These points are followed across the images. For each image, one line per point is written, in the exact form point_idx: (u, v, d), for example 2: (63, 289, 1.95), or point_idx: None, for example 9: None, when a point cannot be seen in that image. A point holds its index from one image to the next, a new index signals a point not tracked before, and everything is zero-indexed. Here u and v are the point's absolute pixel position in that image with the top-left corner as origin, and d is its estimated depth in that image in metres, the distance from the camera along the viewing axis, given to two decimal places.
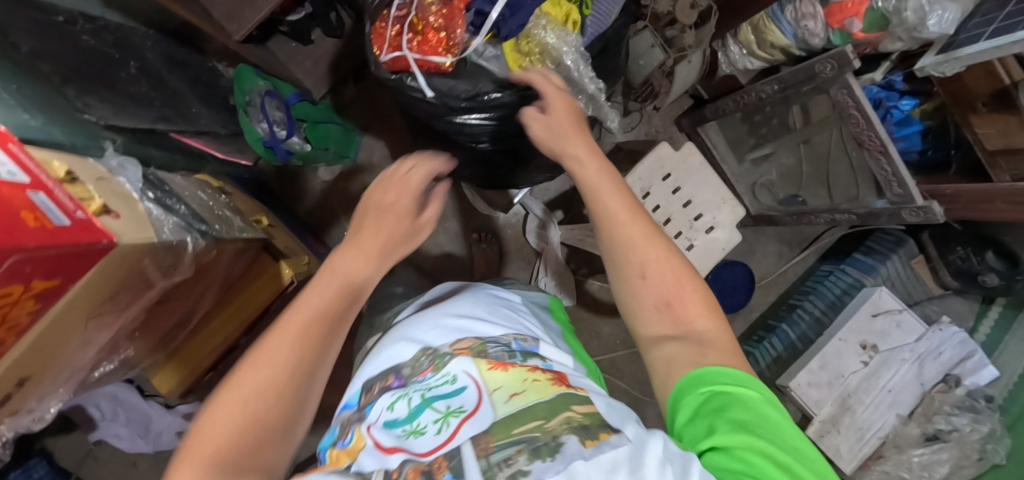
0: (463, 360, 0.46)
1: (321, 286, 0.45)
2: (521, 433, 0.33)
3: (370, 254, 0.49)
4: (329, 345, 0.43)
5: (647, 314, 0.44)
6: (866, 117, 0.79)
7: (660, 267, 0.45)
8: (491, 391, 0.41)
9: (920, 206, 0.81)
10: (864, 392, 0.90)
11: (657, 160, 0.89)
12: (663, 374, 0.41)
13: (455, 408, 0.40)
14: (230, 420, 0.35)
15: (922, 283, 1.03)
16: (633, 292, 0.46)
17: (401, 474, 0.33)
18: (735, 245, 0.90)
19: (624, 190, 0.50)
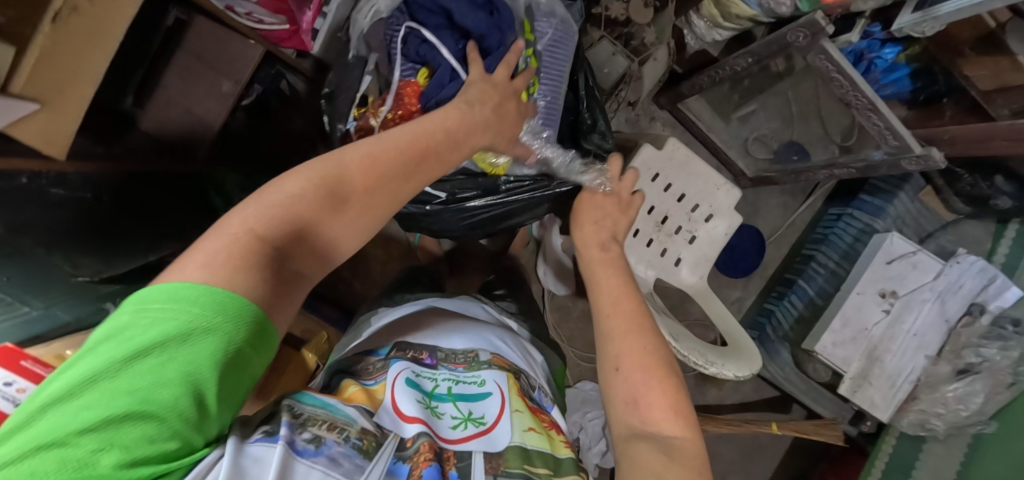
0: (495, 372, 0.58)
1: (380, 144, 0.43)
2: (530, 468, 0.46)
3: (426, 139, 0.46)
4: (372, 215, 0.43)
5: (619, 408, 0.47)
6: (849, 79, 0.75)
7: (638, 361, 0.48)
8: (511, 413, 0.53)
9: (919, 154, 0.78)
10: (889, 340, 0.91)
11: (643, 163, 0.85)
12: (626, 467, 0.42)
13: (478, 415, 0.52)
14: (259, 215, 0.36)
15: (933, 213, 1.02)
16: (612, 386, 0.49)
17: (415, 443, 0.43)
18: (737, 227, 0.89)
19: (630, 298, 0.55)
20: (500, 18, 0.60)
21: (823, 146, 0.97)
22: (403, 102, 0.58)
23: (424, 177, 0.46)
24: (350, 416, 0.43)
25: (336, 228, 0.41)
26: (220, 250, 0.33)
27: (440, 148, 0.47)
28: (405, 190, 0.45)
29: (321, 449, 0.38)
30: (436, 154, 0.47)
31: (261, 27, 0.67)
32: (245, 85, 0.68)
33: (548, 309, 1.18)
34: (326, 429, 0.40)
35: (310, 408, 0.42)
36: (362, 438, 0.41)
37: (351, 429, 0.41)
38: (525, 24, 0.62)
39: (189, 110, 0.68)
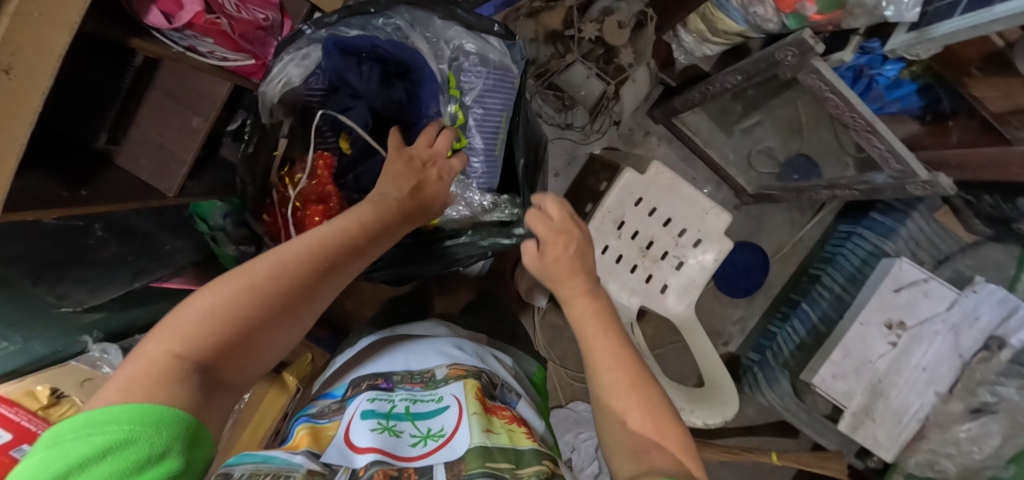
0: (453, 384, 0.53)
1: (301, 246, 0.41)
2: (493, 466, 0.42)
3: (348, 235, 0.44)
4: (302, 315, 0.41)
5: (623, 457, 0.42)
6: (844, 99, 0.69)
7: (638, 414, 0.43)
8: (470, 413, 0.48)
9: (925, 180, 0.71)
10: (896, 373, 0.85)
11: (625, 188, 0.82)
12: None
13: (434, 428, 0.48)
14: (173, 340, 0.33)
15: (951, 235, 0.94)
16: (612, 435, 0.43)
17: (368, 471, 0.41)
18: (727, 253, 0.84)
19: (612, 326, 0.47)
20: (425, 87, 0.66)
21: (838, 163, 0.90)
22: (318, 175, 0.69)
23: (348, 271, 0.45)
24: (294, 462, 0.39)
25: (266, 338, 0.38)
26: (135, 382, 0.31)
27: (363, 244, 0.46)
28: (331, 288, 0.43)
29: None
30: (358, 249, 0.45)
31: (227, 64, 0.66)
32: (215, 120, 0.68)
33: (540, 328, 1.16)
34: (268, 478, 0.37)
35: (248, 464, 0.38)
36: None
37: (297, 475, 0.38)
38: (450, 81, 0.66)
39: (162, 146, 0.69)
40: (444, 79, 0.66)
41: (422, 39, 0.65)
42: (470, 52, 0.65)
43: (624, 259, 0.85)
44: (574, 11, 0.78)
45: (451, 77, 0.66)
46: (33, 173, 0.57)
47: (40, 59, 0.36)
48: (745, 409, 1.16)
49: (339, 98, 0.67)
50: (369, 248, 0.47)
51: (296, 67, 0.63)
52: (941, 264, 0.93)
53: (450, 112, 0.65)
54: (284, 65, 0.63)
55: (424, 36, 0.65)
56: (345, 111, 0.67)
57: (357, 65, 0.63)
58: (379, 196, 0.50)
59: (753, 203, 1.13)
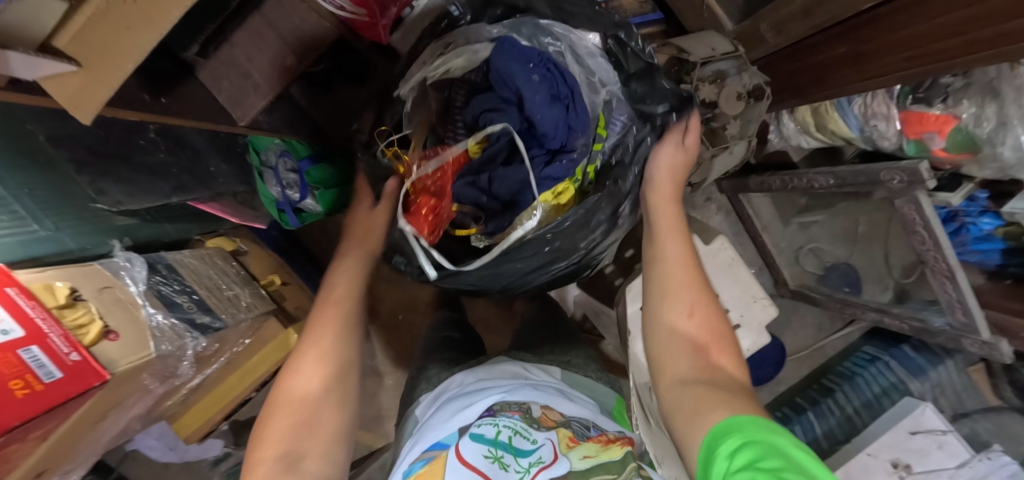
0: (550, 428, 0.49)
1: (304, 377, 0.52)
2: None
3: (319, 364, 0.53)
4: (340, 407, 0.52)
5: (684, 350, 0.51)
6: (934, 237, 0.68)
7: (702, 310, 0.53)
8: (567, 448, 0.46)
9: (985, 340, 0.70)
10: None
11: None
12: (687, 410, 0.45)
13: (533, 459, 0.45)
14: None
15: (978, 393, 0.92)
16: (677, 327, 0.52)
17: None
18: (760, 347, 0.83)
19: (685, 239, 0.57)
20: (574, 116, 0.59)
21: (880, 284, 0.90)
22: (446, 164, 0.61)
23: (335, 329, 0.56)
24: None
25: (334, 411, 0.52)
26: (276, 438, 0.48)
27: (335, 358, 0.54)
28: (337, 395, 0.53)
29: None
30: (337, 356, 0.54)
31: (340, 14, 0.66)
32: (309, 64, 0.65)
33: None
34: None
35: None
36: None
37: None
38: (599, 121, 0.63)
39: (248, 75, 0.66)
40: (592, 115, 0.63)
41: (577, 68, 0.63)
42: (622, 89, 0.64)
43: None
44: (693, 66, 0.74)
45: (601, 116, 0.63)
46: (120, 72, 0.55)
47: None
48: None
49: (488, 96, 0.61)
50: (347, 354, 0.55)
51: (460, 59, 0.64)
52: (960, 418, 0.92)
53: (591, 151, 0.62)
54: (450, 55, 0.64)
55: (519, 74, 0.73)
56: (490, 112, 0.60)
57: (527, 67, 0.58)
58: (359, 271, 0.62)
59: (789, 297, 1.12)
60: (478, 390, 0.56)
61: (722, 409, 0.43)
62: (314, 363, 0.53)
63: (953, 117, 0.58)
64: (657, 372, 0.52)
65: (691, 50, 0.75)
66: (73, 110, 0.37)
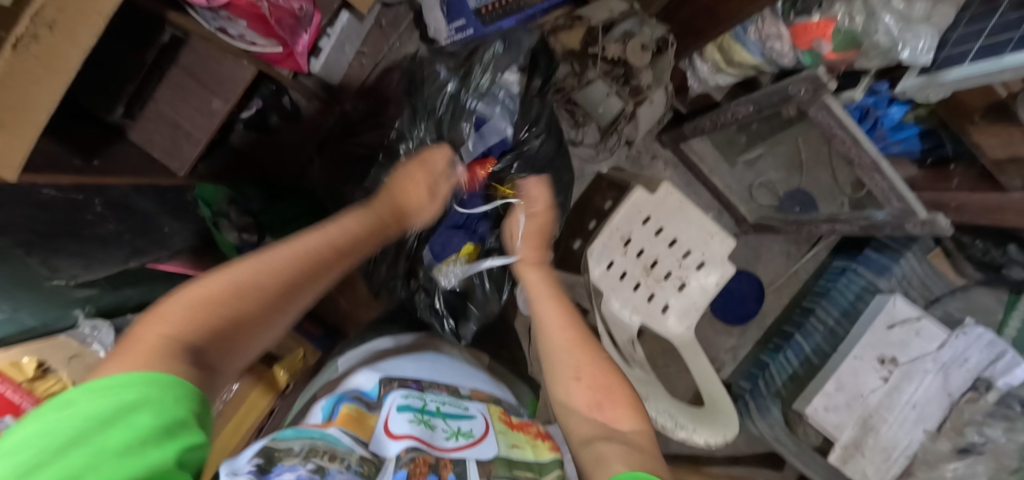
0: (479, 403, 0.53)
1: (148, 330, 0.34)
2: (519, 472, 0.43)
3: (267, 274, 0.42)
4: (236, 343, 0.40)
5: (580, 416, 0.45)
6: (851, 135, 0.71)
7: (592, 370, 0.48)
8: (497, 428, 0.49)
9: (924, 219, 0.74)
10: (887, 409, 0.86)
11: (633, 207, 0.83)
12: (594, 468, 0.39)
13: (462, 428, 0.47)
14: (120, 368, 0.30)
15: (942, 277, 0.97)
16: (566, 392, 0.47)
17: (409, 453, 0.41)
18: (728, 278, 0.86)
19: (570, 312, 0.54)
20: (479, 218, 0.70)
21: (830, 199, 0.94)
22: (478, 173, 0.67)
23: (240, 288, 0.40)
24: (347, 445, 0.41)
25: (245, 342, 0.40)
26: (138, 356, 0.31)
27: (291, 282, 0.43)
28: (260, 326, 0.42)
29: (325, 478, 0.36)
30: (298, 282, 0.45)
31: (254, 49, 0.68)
32: (234, 104, 0.68)
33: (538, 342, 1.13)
34: (329, 458, 0.38)
35: (304, 438, 0.40)
36: (362, 465, 0.40)
37: (351, 458, 0.40)
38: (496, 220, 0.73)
39: (177, 125, 0.68)
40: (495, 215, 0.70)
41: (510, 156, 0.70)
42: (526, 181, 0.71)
43: (629, 276, 0.86)
44: (597, 29, 0.81)
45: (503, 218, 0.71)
46: (49, 142, 0.57)
47: (87, 19, 0.38)
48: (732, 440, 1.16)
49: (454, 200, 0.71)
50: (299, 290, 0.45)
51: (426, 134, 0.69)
52: (932, 303, 0.96)
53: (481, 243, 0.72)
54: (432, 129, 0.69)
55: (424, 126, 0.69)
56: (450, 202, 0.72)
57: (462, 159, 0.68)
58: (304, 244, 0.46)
59: (752, 232, 1.16)
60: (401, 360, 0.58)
61: (619, 462, 0.37)
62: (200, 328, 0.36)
63: (831, 20, 0.63)
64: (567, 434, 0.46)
65: (591, 14, 0.82)
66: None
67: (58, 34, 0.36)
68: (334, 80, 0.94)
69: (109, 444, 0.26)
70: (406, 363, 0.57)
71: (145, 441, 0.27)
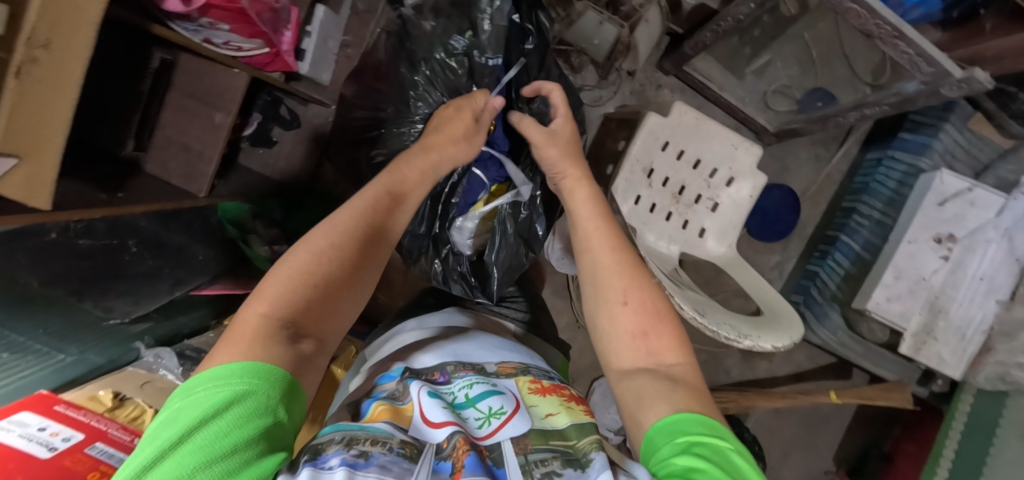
0: (507, 378, 0.45)
1: (248, 313, 0.35)
2: (557, 443, 0.36)
3: (338, 237, 0.43)
4: (345, 304, 0.41)
5: (622, 344, 0.44)
6: (866, 7, 0.66)
7: (639, 296, 0.46)
8: (528, 402, 0.41)
9: (961, 78, 0.69)
10: (952, 288, 0.83)
11: (651, 135, 0.81)
12: (633, 402, 0.39)
13: (493, 406, 0.39)
14: (223, 360, 0.31)
15: (988, 143, 0.92)
16: (610, 316, 0.46)
17: (451, 441, 0.34)
18: (762, 187, 0.84)
19: (619, 237, 0.51)
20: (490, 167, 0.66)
21: (852, 87, 0.90)
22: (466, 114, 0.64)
23: (327, 262, 0.40)
24: (386, 430, 0.33)
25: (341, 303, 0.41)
26: (240, 343, 0.32)
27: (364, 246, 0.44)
28: (357, 289, 0.42)
29: (370, 462, 0.29)
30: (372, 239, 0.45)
31: (241, 54, 0.68)
32: (236, 114, 0.69)
33: None
34: (370, 444, 0.31)
35: (343, 428, 0.33)
36: (404, 447, 0.32)
37: (392, 441, 0.32)
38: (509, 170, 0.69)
39: (188, 147, 0.69)
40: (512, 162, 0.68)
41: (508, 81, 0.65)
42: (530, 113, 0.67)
43: (658, 208, 0.85)
44: None
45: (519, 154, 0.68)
46: (73, 181, 0.58)
47: (75, 24, 0.38)
48: (794, 357, 1.14)
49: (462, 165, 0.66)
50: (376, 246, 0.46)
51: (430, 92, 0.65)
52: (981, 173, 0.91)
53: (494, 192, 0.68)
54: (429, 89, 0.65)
55: (425, 68, 0.64)
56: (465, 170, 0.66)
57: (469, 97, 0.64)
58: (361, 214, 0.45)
59: (776, 142, 1.12)
60: (421, 345, 0.52)
61: (664, 403, 0.37)
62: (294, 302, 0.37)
63: None
64: (606, 363, 0.45)
65: None
66: (31, 199, 0.40)
67: (53, 53, 0.37)
68: (325, 79, 0.93)
69: (200, 449, 0.26)
70: (429, 347, 0.50)
71: (240, 452, 0.27)
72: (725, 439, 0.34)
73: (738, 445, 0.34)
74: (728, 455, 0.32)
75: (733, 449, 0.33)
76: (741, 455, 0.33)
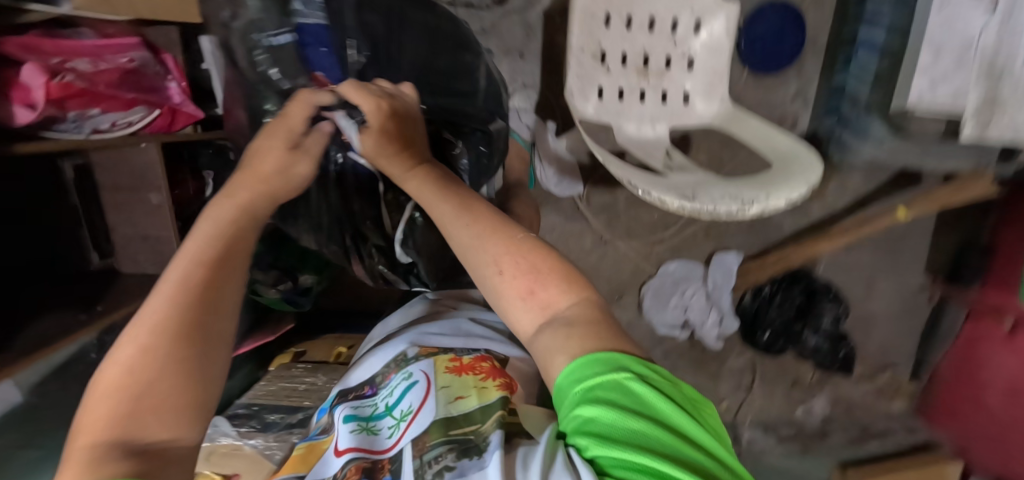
0: (422, 363, 0.52)
1: (79, 440, 0.29)
2: (454, 433, 0.42)
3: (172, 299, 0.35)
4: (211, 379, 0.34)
5: (515, 307, 0.41)
6: None
7: (513, 258, 0.41)
8: (438, 387, 0.48)
9: None
10: (1015, 39, 0.66)
11: (587, 13, 0.68)
12: (543, 359, 0.39)
13: (403, 411, 0.47)
14: None
15: None
16: (495, 291, 0.41)
17: (344, 468, 0.42)
18: (738, 16, 0.69)
19: (470, 208, 0.46)
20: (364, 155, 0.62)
21: None
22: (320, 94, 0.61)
23: (166, 335, 0.33)
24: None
25: (208, 374, 0.34)
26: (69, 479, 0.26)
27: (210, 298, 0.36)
28: (220, 348, 0.36)
29: None
30: (214, 284, 0.37)
31: (138, 128, 0.62)
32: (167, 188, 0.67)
33: (593, 214, 1.05)
34: None
35: None
36: None
37: None
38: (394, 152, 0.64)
39: (145, 236, 0.69)
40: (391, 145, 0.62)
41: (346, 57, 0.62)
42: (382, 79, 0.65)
43: (627, 91, 0.74)
44: None
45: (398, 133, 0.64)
46: (54, 315, 0.60)
47: None
48: (850, 183, 1.01)
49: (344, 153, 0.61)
50: (223, 293, 0.38)
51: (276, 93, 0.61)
52: None
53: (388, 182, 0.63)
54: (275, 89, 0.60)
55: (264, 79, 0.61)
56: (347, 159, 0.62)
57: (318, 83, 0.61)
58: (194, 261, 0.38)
59: None
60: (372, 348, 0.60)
61: (561, 355, 0.37)
62: (136, 402, 0.30)
63: None
64: (513, 330, 0.42)
65: None
66: None
67: None
68: None
69: None
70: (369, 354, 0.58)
71: None
72: (624, 373, 0.34)
73: (637, 372, 0.34)
74: (625, 388, 0.33)
75: (632, 380, 0.33)
76: (638, 382, 0.33)
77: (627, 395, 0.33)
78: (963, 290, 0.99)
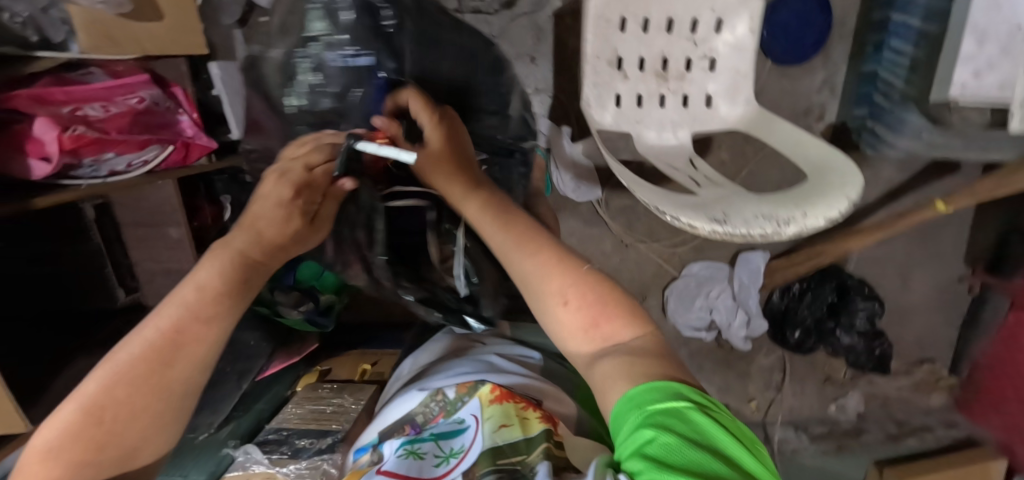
0: (469, 400, 0.50)
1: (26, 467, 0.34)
2: (504, 462, 0.41)
3: (147, 353, 0.38)
4: (170, 422, 0.39)
5: (577, 339, 0.40)
6: None
7: (580, 288, 0.40)
8: (487, 421, 0.47)
9: None
10: None
11: (600, 19, 0.65)
12: (602, 391, 0.37)
13: (455, 447, 0.46)
14: None
15: None
16: (557, 322, 0.40)
17: None
18: (762, 12, 0.65)
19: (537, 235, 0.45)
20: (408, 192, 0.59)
21: None
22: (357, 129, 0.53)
23: (122, 387, 0.36)
24: None
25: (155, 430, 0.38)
26: None
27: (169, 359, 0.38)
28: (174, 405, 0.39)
29: None
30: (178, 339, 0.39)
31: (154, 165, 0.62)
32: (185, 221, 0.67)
33: (612, 217, 1.03)
34: None
35: None
36: None
37: None
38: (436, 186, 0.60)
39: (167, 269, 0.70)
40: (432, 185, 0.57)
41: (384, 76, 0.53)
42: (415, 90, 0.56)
43: (645, 96, 0.71)
44: None
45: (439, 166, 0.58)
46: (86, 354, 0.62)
47: None
48: (882, 175, 0.96)
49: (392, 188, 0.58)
50: (185, 352, 0.39)
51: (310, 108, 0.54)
52: None
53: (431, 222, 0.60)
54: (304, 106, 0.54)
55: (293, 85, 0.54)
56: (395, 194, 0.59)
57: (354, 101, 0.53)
58: (178, 314, 0.40)
59: None
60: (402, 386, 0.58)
61: (617, 381, 0.36)
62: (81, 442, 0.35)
63: None
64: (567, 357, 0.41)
65: None
66: None
67: None
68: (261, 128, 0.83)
69: None
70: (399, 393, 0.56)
71: None
72: (685, 402, 0.32)
73: (698, 403, 0.32)
74: (686, 415, 0.31)
75: (693, 409, 0.32)
76: (699, 412, 0.32)
77: (687, 424, 0.31)
78: (1007, 279, 0.95)
